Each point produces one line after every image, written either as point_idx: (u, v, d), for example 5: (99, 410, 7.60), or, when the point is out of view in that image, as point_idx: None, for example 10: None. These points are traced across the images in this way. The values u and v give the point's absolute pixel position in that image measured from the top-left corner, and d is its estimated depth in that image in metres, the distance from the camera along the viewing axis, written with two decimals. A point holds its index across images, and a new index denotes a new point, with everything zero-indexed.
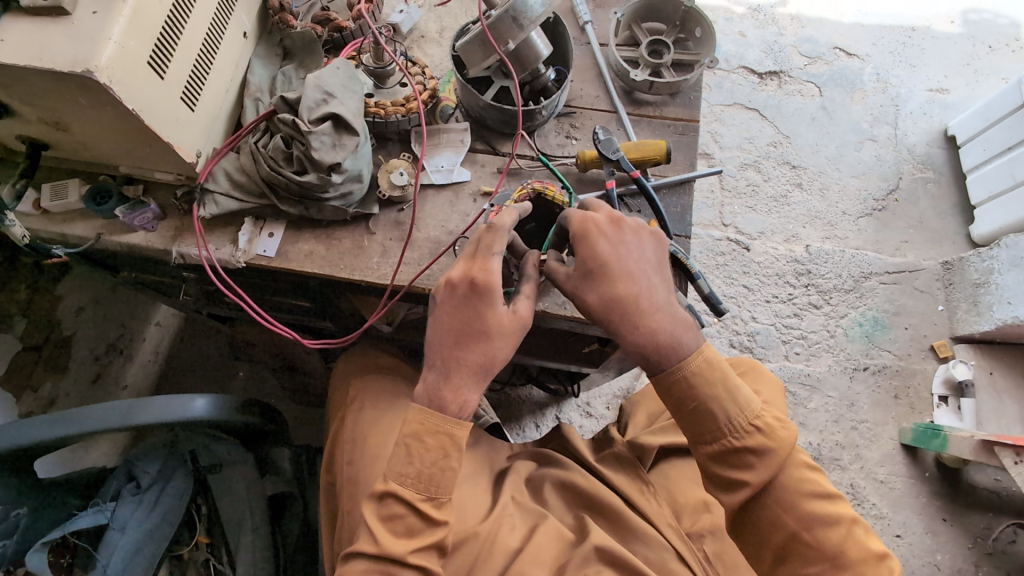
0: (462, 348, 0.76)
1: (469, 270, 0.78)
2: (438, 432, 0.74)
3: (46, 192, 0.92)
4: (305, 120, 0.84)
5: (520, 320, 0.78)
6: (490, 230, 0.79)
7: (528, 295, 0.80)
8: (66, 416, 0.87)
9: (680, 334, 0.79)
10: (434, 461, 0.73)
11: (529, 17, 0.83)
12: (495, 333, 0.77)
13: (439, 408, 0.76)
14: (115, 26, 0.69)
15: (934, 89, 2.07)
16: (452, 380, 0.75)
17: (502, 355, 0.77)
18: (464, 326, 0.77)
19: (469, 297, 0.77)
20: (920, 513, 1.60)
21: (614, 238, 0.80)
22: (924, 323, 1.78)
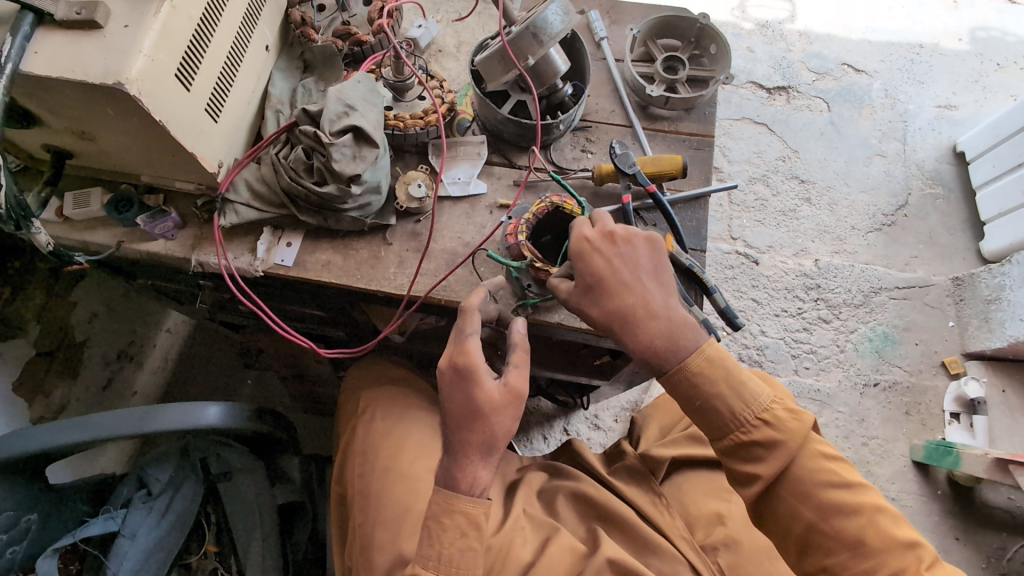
0: (463, 430, 0.80)
1: (451, 356, 0.81)
2: (452, 511, 0.77)
3: (68, 200, 0.94)
4: (326, 132, 0.85)
5: (513, 392, 0.80)
6: (461, 315, 0.82)
7: (517, 363, 0.82)
8: (77, 423, 0.87)
9: (683, 332, 0.79)
10: (454, 541, 0.77)
11: (548, 34, 0.85)
12: (491, 410, 0.80)
13: (454, 488, 0.79)
14: (145, 40, 0.71)
15: (942, 105, 2.08)
16: (460, 464, 0.79)
17: (503, 428, 0.80)
18: (459, 411, 0.80)
19: (457, 382, 0.80)
20: (932, 532, 1.58)
21: (609, 247, 0.80)
22: (935, 338, 1.77)
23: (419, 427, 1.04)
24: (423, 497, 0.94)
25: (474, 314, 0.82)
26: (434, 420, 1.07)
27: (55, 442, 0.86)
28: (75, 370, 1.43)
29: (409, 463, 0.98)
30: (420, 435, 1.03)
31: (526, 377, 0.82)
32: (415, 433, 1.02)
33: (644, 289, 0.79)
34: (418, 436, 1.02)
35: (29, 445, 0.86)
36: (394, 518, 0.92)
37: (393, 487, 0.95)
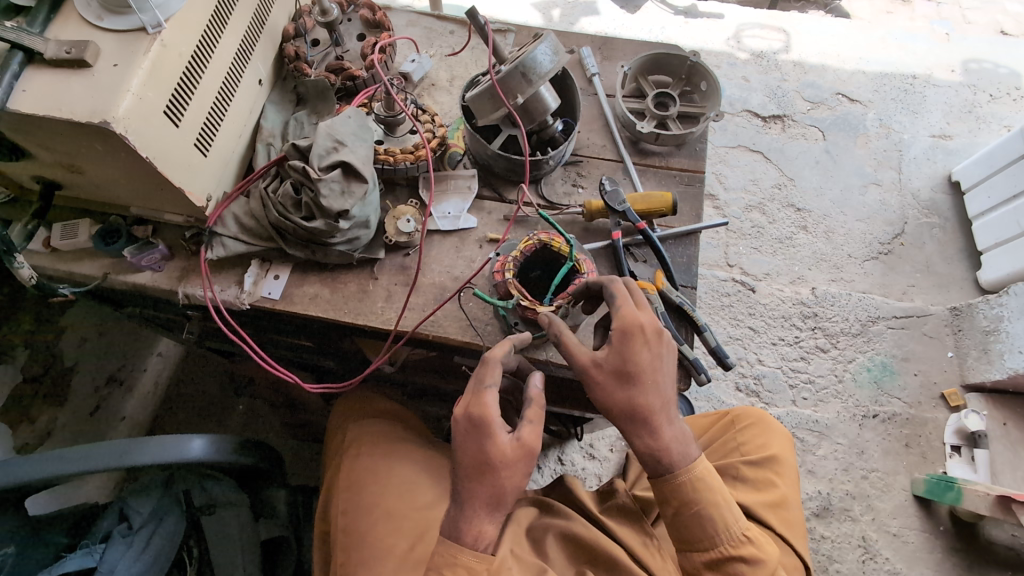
0: (473, 483, 0.78)
1: (468, 405, 0.78)
2: (455, 564, 0.76)
3: (57, 231, 0.93)
4: (315, 167, 0.85)
5: (525, 446, 0.78)
6: (484, 364, 0.79)
7: (531, 419, 0.80)
8: (53, 456, 0.85)
9: (683, 447, 0.81)
10: None
11: (537, 73, 0.85)
12: (502, 464, 0.77)
13: (459, 540, 0.78)
14: (134, 78, 0.71)
15: (937, 135, 2.10)
16: (467, 517, 0.78)
17: (515, 482, 0.78)
18: (471, 463, 0.78)
19: (471, 434, 0.78)
20: (935, 570, 1.54)
21: (644, 343, 0.78)
22: (934, 369, 1.75)
23: (406, 461, 1.03)
24: (405, 535, 0.93)
25: (494, 364, 0.80)
26: (420, 454, 1.06)
27: (41, 474, 0.84)
28: (62, 399, 1.41)
29: (395, 499, 0.97)
30: (406, 469, 1.01)
31: (540, 430, 0.80)
32: (401, 467, 1.01)
33: (645, 397, 0.78)
34: (403, 470, 1.01)
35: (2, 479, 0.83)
36: (378, 555, 0.90)
37: (381, 523, 0.94)
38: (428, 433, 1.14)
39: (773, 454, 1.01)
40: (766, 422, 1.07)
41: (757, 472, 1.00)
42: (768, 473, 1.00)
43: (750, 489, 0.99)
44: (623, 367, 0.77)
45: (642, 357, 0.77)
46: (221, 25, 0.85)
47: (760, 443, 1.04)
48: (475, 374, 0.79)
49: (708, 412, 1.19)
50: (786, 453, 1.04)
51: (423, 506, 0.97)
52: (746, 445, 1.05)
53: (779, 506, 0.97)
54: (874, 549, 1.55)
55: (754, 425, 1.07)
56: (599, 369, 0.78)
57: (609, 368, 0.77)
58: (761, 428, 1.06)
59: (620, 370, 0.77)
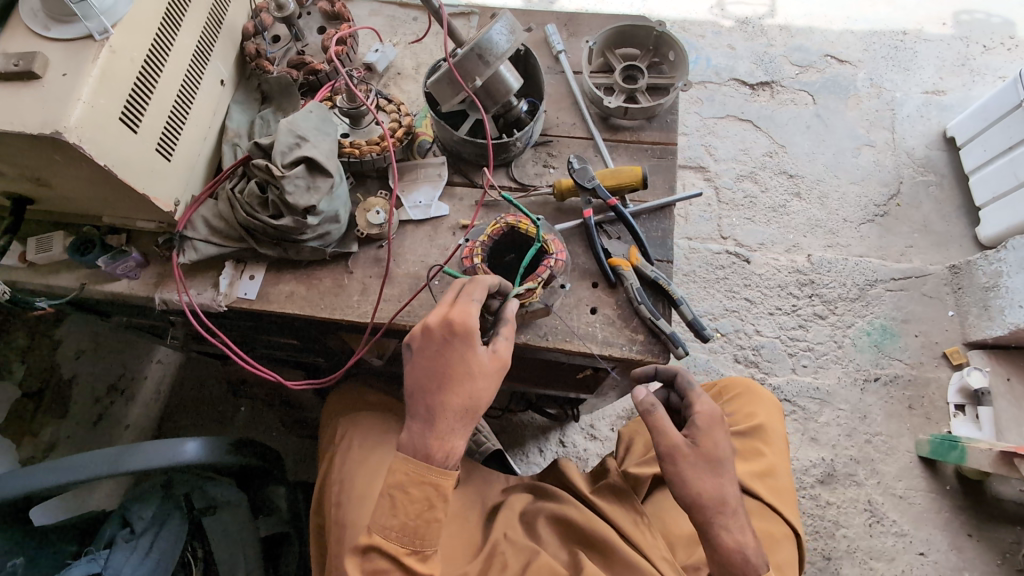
0: (446, 393, 0.74)
1: (446, 314, 0.75)
2: (423, 482, 0.72)
3: (31, 245, 0.94)
4: (278, 165, 0.85)
5: (502, 360, 0.76)
6: (471, 282, 0.78)
7: (509, 337, 0.78)
8: (54, 465, 0.86)
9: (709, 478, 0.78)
10: (419, 513, 0.72)
11: (494, 54, 0.84)
12: (477, 375, 0.74)
13: (428, 456, 0.73)
14: (84, 86, 0.71)
15: (930, 91, 2.05)
16: (436, 429, 0.73)
17: (487, 396, 0.75)
18: (446, 371, 0.74)
19: (447, 341, 0.74)
20: (944, 529, 1.54)
21: (721, 432, 0.82)
22: (935, 329, 1.73)
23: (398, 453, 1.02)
24: None
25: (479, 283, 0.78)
26: None
27: (38, 485, 0.85)
28: (64, 410, 1.45)
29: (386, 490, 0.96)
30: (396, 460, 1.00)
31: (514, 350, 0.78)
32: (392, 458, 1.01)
33: (728, 487, 0.78)
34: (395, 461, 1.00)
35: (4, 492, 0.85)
36: None
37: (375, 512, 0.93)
38: None
39: (759, 424, 1.02)
40: (753, 391, 1.08)
41: (744, 442, 1.01)
42: (754, 442, 1.00)
43: (738, 460, 0.99)
44: (710, 452, 0.79)
45: (724, 445, 0.80)
46: (173, 27, 0.84)
47: (748, 413, 1.04)
48: (461, 288, 0.77)
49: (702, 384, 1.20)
50: (774, 422, 1.03)
51: None
52: (734, 417, 1.05)
53: (767, 475, 0.97)
54: (880, 512, 1.55)
55: (742, 395, 1.08)
56: (687, 454, 0.79)
57: (693, 452, 0.79)
58: (749, 398, 1.06)
59: (706, 456, 0.79)
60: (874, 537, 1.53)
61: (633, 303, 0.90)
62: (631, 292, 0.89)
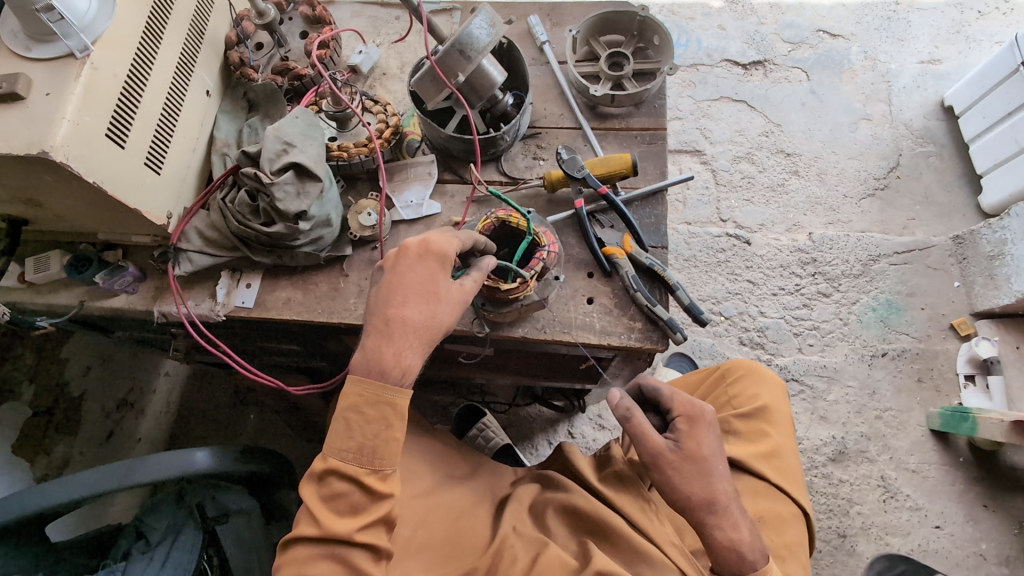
0: (409, 307, 0.74)
1: (424, 236, 0.78)
2: (379, 402, 0.72)
3: (29, 265, 0.94)
4: (266, 172, 0.85)
5: (469, 291, 0.78)
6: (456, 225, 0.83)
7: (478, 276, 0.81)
8: (69, 480, 0.88)
9: (701, 478, 0.80)
10: (377, 433, 0.72)
11: (475, 48, 0.84)
12: (442, 299, 0.76)
13: (381, 368, 0.73)
14: (68, 105, 0.71)
15: (925, 61, 2.03)
16: (394, 340, 0.73)
17: (448, 321, 0.76)
18: (414, 288, 0.75)
19: (420, 260, 0.77)
20: (959, 502, 1.53)
21: (705, 430, 0.83)
22: (941, 301, 1.72)
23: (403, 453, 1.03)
24: (406, 523, 0.93)
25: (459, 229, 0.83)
26: (417, 443, 1.06)
27: (54, 500, 0.86)
28: (75, 426, 1.46)
29: None
30: (400, 461, 1.02)
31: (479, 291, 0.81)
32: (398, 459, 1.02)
33: (718, 485, 0.80)
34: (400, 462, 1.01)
35: (21, 508, 0.86)
36: None
37: None
38: (426, 422, 1.14)
39: (762, 404, 1.01)
40: (756, 371, 1.06)
41: (749, 424, 1.00)
42: (759, 423, 1.00)
43: (743, 442, 0.99)
44: (693, 452, 0.81)
45: (708, 444, 0.82)
46: (154, 41, 0.84)
47: (751, 394, 1.03)
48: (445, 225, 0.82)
49: (695, 372, 1.17)
50: (777, 402, 1.03)
51: (422, 494, 0.98)
52: (737, 398, 1.04)
53: (772, 456, 0.97)
54: (894, 487, 1.54)
55: (744, 376, 1.06)
56: (671, 457, 0.80)
57: (677, 454, 0.81)
58: (751, 377, 1.05)
59: (691, 457, 0.81)
60: (889, 513, 1.52)
61: (629, 291, 0.89)
62: (626, 281, 0.89)
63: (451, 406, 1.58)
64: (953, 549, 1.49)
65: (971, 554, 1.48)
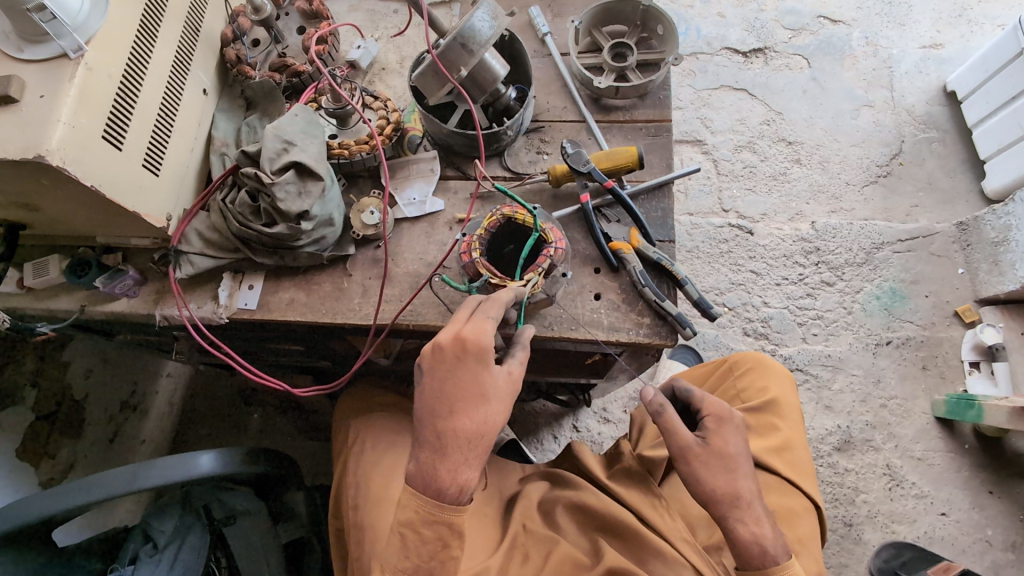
0: (458, 417, 0.71)
1: (460, 331, 0.73)
2: (436, 521, 0.70)
3: (28, 270, 0.93)
4: (267, 172, 0.83)
5: (516, 381, 0.73)
6: (486, 298, 0.76)
7: (521, 357, 0.76)
8: (78, 485, 0.86)
9: (727, 473, 0.79)
10: (433, 554, 0.70)
11: (478, 42, 0.82)
12: (490, 397, 0.72)
13: (436, 488, 0.70)
14: (63, 107, 0.70)
15: (927, 45, 2.00)
16: (448, 459, 0.70)
17: (501, 420, 0.72)
18: (458, 395, 0.71)
19: (460, 361, 0.72)
20: (965, 488, 1.53)
21: (734, 431, 0.82)
22: (945, 288, 1.71)
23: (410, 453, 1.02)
24: None
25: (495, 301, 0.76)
26: None
27: (62, 506, 0.85)
28: (78, 428, 1.43)
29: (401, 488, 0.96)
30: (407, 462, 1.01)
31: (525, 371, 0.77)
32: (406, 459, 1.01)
33: (744, 482, 0.79)
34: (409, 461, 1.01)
35: (29, 514, 0.86)
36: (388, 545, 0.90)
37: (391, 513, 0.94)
38: None
39: (772, 397, 1.00)
40: (765, 364, 1.05)
41: (758, 418, 1.00)
42: (769, 416, 0.99)
43: (753, 436, 0.98)
44: (720, 449, 0.80)
45: (736, 443, 0.81)
46: (149, 39, 0.83)
47: (759, 387, 1.02)
48: (477, 305, 0.75)
49: (704, 363, 1.17)
50: (787, 394, 1.02)
51: None
52: (746, 392, 1.04)
53: (783, 450, 0.96)
54: (900, 475, 1.54)
55: (753, 369, 1.05)
56: (699, 452, 0.80)
57: (705, 450, 0.80)
58: (759, 370, 1.04)
59: (718, 453, 0.80)
60: (894, 501, 1.52)
61: (637, 286, 0.88)
62: (633, 276, 0.88)
63: None
64: (959, 536, 1.49)
65: (977, 540, 1.48)
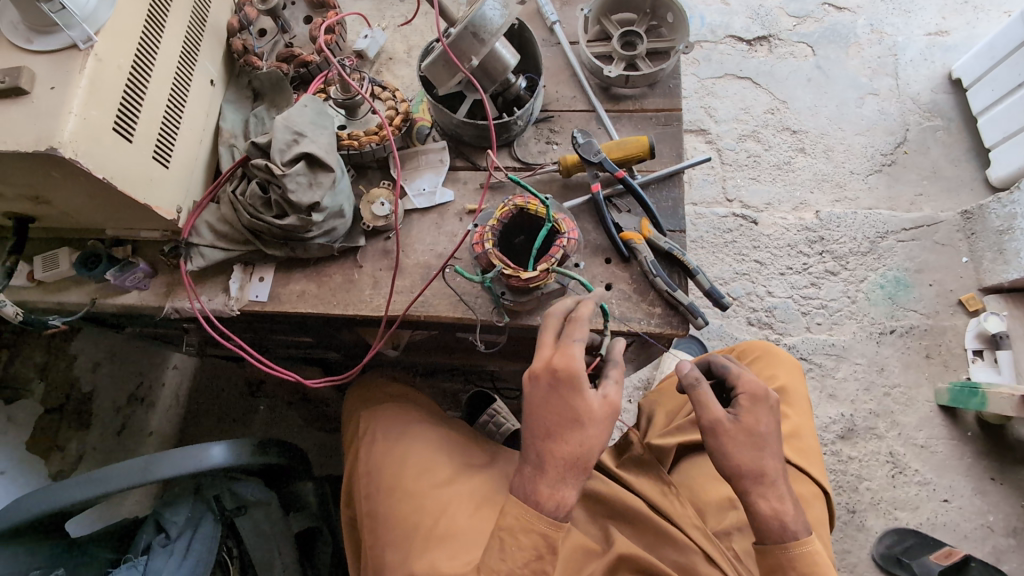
0: (557, 439, 0.74)
1: (550, 357, 0.76)
2: (530, 530, 0.73)
3: (38, 263, 0.93)
4: (277, 163, 0.83)
5: (613, 404, 0.74)
6: (570, 321, 0.77)
7: (616, 378, 0.78)
8: (97, 475, 0.87)
9: (755, 451, 0.78)
10: (526, 561, 0.72)
11: (489, 30, 0.81)
12: (588, 420, 0.74)
13: (536, 502, 0.74)
14: (74, 99, 0.69)
15: (932, 32, 1.99)
16: (546, 475, 0.73)
17: (599, 442, 0.73)
18: (555, 417, 0.74)
19: (553, 387, 0.75)
20: (967, 475, 1.54)
21: (767, 411, 0.81)
22: (949, 277, 1.71)
23: (419, 443, 1.03)
24: (428, 513, 0.92)
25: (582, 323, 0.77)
26: (434, 432, 1.06)
27: (80, 496, 0.86)
28: (87, 421, 1.43)
29: (412, 480, 0.97)
30: (417, 451, 1.01)
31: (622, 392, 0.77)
32: (415, 449, 1.01)
33: (772, 460, 0.79)
34: (418, 451, 1.01)
35: (47, 504, 0.87)
36: (402, 538, 0.91)
37: (404, 505, 0.94)
38: (441, 412, 1.14)
39: (781, 385, 1.01)
40: (772, 352, 1.07)
41: None
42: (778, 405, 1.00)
43: None
44: (751, 427, 0.79)
45: (768, 423, 0.80)
46: (157, 29, 0.82)
47: (768, 374, 1.03)
48: (563, 329, 0.77)
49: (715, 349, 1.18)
50: (795, 382, 1.03)
51: (444, 483, 0.97)
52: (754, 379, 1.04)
53: (793, 437, 0.97)
54: (902, 463, 1.55)
55: (760, 358, 1.07)
56: (729, 428, 0.79)
57: (737, 427, 0.79)
58: (767, 360, 1.06)
59: (748, 431, 0.79)
60: (898, 488, 1.53)
61: (649, 276, 0.88)
62: (645, 266, 0.88)
63: (461, 392, 1.57)
64: (961, 522, 1.50)
65: (979, 526, 1.50)
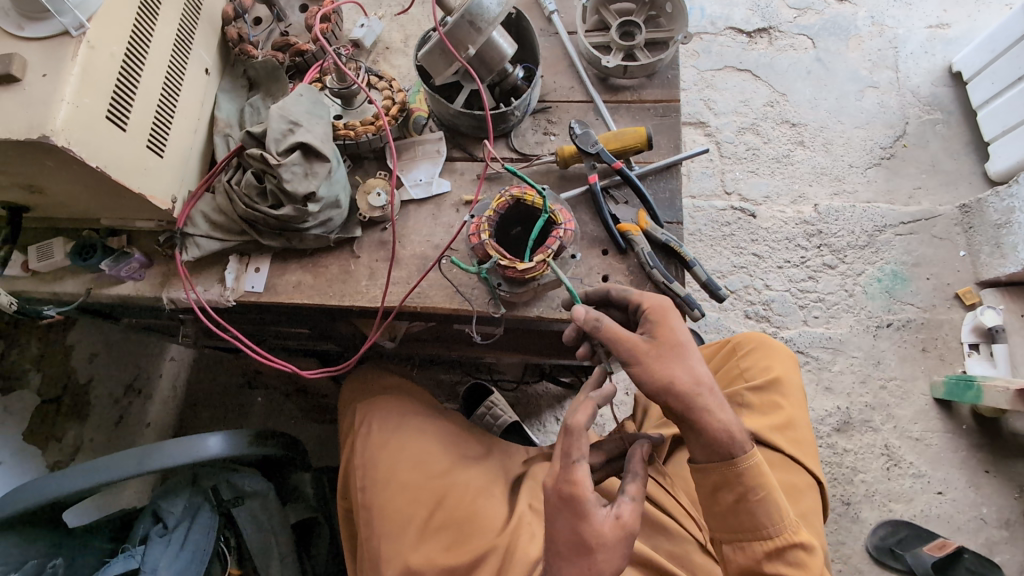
0: (566, 561, 0.73)
1: (555, 479, 0.74)
2: None
3: (32, 253, 0.92)
4: (273, 153, 0.82)
5: (622, 527, 0.72)
6: (567, 434, 0.73)
7: (633, 495, 0.75)
8: (90, 466, 0.87)
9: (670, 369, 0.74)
10: None
11: (486, 19, 0.81)
12: (597, 545, 0.72)
13: None
14: (66, 87, 0.69)
15: (934, 25, 1.98)
16: None
17: (608, 568, 0.72)
18: (562, 541, 0.73)
19: (558, 510, 0.73)
20: (961, 468, 1.55)
21: (675, 315, 0.78)
22: (946, 270, 1.71)
23: (415, 435, 1.02)
24: (424, 504, 0.94)
25: (580, 435, 0.74)
26: (430, 423, 1.05)
27: (82, 484, 0.86)
28: (84, 412, 1.42)
29: (408, 471, 0.97)
30: (414, 442, 1.01)
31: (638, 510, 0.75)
32: (412, 441, 1.01)
33: (698, 369, 0.75)
34: (415, 442, 1.01)
35: (41, 495, 0.87)
36: (397, 528, 0.93)
37: (399, 496, 0.95)
38: (438, 404, 1.14)
39: (776, 376, 1.01)
40: (769, 343, 1.05)
41: (761, 397, 1.00)
42: (772, 395, 1.00)
43: (758, 415, 0.99)
44: (666, 342, 0.75)
45: (678, 328, 0.76)
46: (151, 16, 0.81)
47: (764, 366, 1.02)
48: (562, 446, 0.74)
49: (713, 340, 1.17)
50: (790, 373, 1.03)
51: (439, 474, 0.97)
52: (750, 370, 1.04)
53: (787, 428, 0.97)
54: (897, 455, 1.56)
55: (756, 348, 1.05)
56: (644, 350, 0.75)
57: (652, 344, 0.75)
58: (763, 350, 1.04)
59: (664, 345, 0.75)
60: (892, 480, 1.54)
61: (645, 268, 0.88)
62: (642, 258, 0.88)
63: (458, 384, 1.57)
64: (955, 514, 1.51)
65: (973, 518, 1.51)
